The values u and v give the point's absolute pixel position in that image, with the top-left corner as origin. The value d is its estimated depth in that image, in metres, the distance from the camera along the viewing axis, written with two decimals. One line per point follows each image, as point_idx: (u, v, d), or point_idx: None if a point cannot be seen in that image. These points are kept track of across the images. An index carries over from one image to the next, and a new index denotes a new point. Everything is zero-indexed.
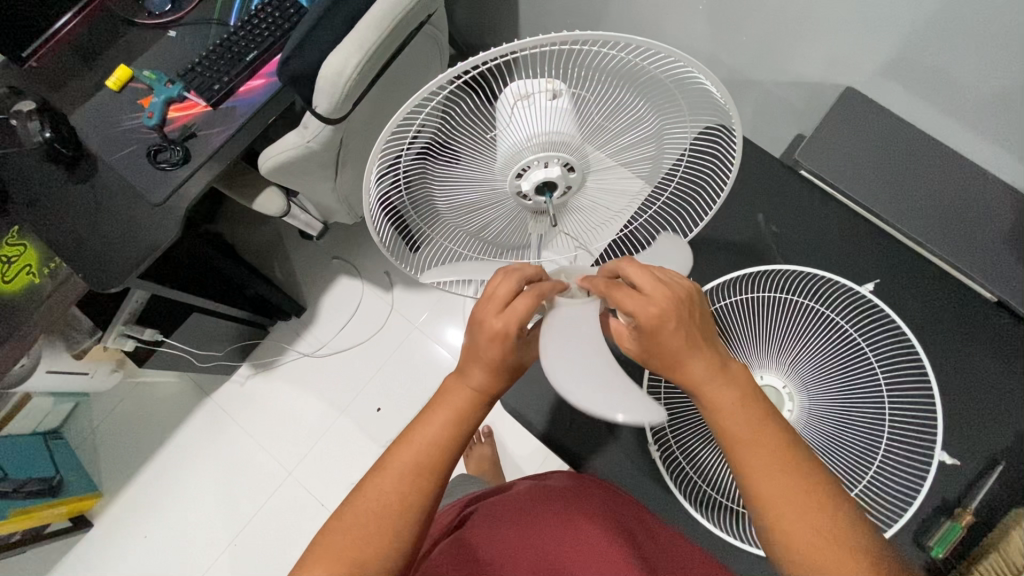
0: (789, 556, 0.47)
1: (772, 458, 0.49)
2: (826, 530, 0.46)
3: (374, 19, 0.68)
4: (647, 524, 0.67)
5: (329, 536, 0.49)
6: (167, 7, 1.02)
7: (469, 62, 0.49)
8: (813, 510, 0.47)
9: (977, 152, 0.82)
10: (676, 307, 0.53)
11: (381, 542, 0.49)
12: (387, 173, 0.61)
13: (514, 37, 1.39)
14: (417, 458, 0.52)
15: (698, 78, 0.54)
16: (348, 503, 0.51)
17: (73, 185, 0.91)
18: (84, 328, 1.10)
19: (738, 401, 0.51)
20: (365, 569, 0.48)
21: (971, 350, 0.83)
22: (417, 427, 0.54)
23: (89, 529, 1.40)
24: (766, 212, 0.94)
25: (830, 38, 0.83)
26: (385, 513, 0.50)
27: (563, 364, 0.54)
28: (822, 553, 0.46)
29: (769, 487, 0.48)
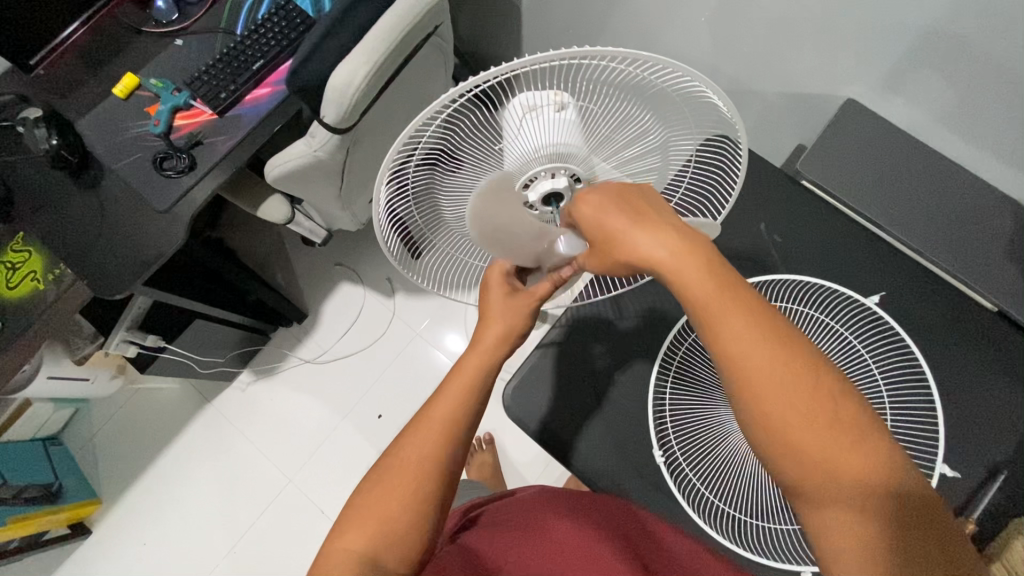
0: (762, 430, 0.45)
1: (743, 329, 0.46)
2: (798, 395, 0.44)
3: (382, 31, 0.69)
4: (652, 529, 0.67)
5: (363, 496, 0.54)
6: (173, 16, 1.02)
7: (478, 79, 0.49)
8: (786, 378, 0.44)
9: (977, 163, 0.83)
10: (615, 195, 0.52)
11: (407, 501, 0.53)
12: (394, 187, 0.62)
13: (516, 46, 1.40)
14: (438, 418, 0.56)
15: (702, 91, 0.54)
16: (377, 467, 0.56)
17: (79, 192, 0.91)
18: (87, 333, 1.11)
19: (705, 284, 0.47)
20: (392, 525, 0.52)
21: (972, 359, 0.83)
22: (438, 392, 0.59)
23: (88, 536, 1.39)
24: (768, 221, 0.94)
25: (833, 50, 0.84)
26: (406, 474, 0.54)
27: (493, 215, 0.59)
28: (796, 423, 0.44)
29: (746, 368, 0.45)
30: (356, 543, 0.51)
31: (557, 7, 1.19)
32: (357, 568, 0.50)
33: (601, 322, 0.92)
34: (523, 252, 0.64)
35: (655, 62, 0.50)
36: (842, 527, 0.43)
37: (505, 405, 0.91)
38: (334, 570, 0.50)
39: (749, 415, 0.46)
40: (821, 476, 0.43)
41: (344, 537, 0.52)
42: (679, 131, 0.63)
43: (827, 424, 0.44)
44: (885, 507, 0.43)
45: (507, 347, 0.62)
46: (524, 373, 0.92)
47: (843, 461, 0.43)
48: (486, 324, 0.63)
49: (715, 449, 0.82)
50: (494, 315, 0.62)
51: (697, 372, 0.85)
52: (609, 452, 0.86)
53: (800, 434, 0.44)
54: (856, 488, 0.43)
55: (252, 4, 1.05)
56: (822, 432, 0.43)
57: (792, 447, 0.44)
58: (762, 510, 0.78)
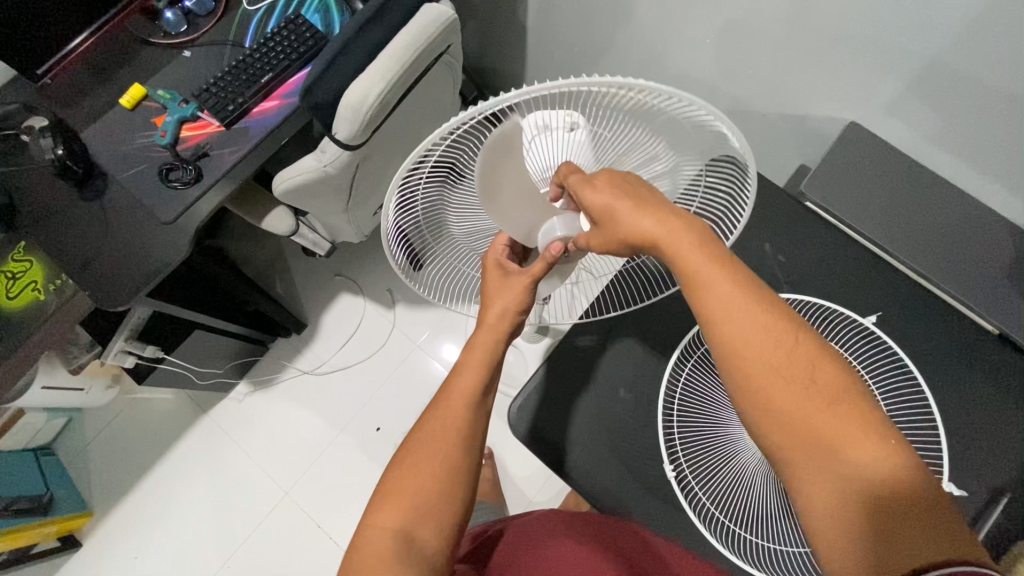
0: (745, 398, 0.48)
1: (728, 302, 0.49)
2: (780, 365, 0.47)
3: (396, 50, 0.70)
4: (648, 543, 0.66)
5: (394, 473, 0.54)
6: (182, 27, 1.03)
7: (494, 99, 0.49)
8: (767, 350, 0.47)
9: (978, 188, 0.85)
10: (615, 179, 0.53)
11: (437, 470, 0.53)
12: (404, 199, 0.61)
13: (521, 62, 1.41)
14: (462, 391, 0.57)
15: (717, 126, 0.53)
16: (407, 443, 0.55)
17: (83, 203, 0.91)
18: (84, 341, 1.07)
19: (697, 264, 0.50)
20: (425, 494, 0.52)
21: (975, 382, 0.84)
22: (456, 369, 0.59)
23: (78, 548, 1.37)
24: (772, 241, 0.95)
25: (838, 75, 0.86)
26: (435, 442, 0.54)
27: (501, 171, 0.56)
28: (774, 391, 0.47)
29: (734, 340, 0.48)
30: (392, 521, 0.51)
31: (563, 25, 1.20)
32: (393, 543, 0.50)
33: (607, 339, 0.92)
34: (517, 224, 0.61)
35: (676, 95, 0.49)
36: (816, 495, 0.45)
37: (510, 423, 0.91)
38: (371, 548, 0.50)
39: (733, 384, 0.49)
40: (800, 441, 0.46)
41: (379, 515, 0.52)
42: (690, 159, 0.61)
43: (806, 394, 0.46)
44: (864, 480, 0.43)
45: (507, 325, 0.61)
46: (529, 391, 0.91)
47: (821, 428, 0.45)
48: (487, 304, 0.62)
49: (721, 467, 0.82)
50: (493, 294, 0.61)
51: (699, 388, 0.85)
52: (614, 471, 0.86)
53: (778, 401, 0.46)
54: (835, 456, 0.44)
55: (261, 18, 1.05)
56: (805, 404, 0.46)
57: (772, 416, 0.47)
58: (773, 531, 0.77)
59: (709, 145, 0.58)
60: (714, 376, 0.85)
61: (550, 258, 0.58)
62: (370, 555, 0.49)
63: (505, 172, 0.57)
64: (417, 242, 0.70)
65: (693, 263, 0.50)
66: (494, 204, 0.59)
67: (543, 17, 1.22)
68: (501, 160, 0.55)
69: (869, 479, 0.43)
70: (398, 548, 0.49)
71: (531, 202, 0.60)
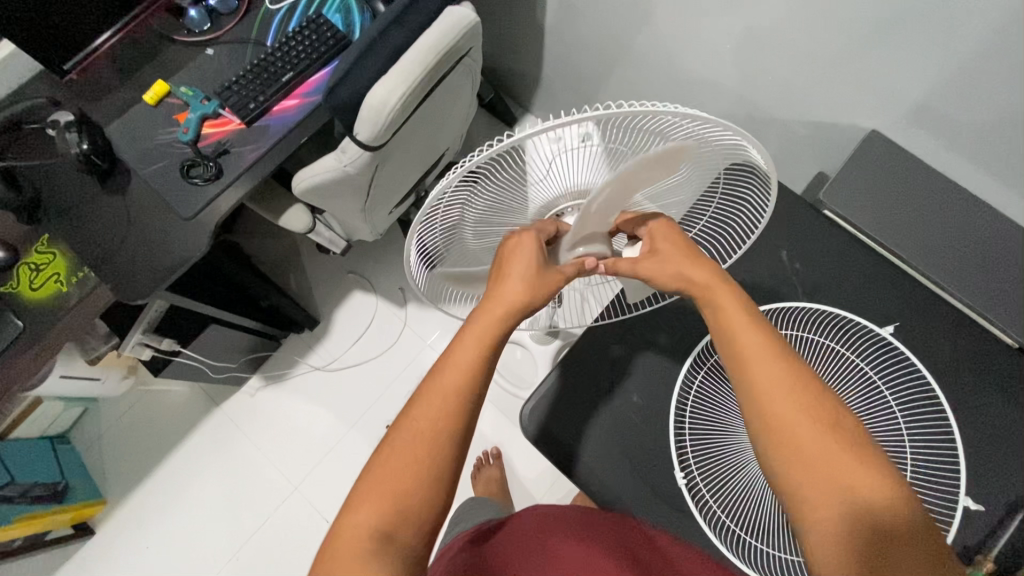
0: (763, 429, 0.50)
1: (753, 339, 0.52)
2: (802, 401, 0.49)
3: (419, 53, 0.70)
4: (657, 543, 0.66)
5: (376, 464, 0.51)
6: (206, 26, 1.04)
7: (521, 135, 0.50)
8: (791, 389, 0.50)
9: (1001, 200, 0.84)
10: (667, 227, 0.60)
11: (420, 471, 0.50)
12: (426, 220, 0.62)
13: (538, 64, 1.41)
14: (455, 380, 0.53)
15: (731, 139, 0.54)
16: (390, 433, 0.52)
17: (106, 197, 0.92)
18: (102, 333, 1.09)
19: (728, 305, 0.55)
20: (405, 495, 0.49)
21: (992, 396, 0.83)
22: (447, 353, 0.55)
23: (91, 536, 1.39)
24: (789, 248, 0.95)
25: (858, 84, 0.86)
26: (420, 440, 0.51)
27: (634, 177, 0.52)
28: (793, 423, 0.49)
29: (759, 373, 0.51)
30: (368, 518, 0.48)
31: (581, 27, 1.20)
32: (368, 543, 0.47)
33: (619, 345, 0.92)
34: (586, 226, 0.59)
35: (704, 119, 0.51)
36: (824, 530, 0.46)
37: (523, 425, 0.91)
38: (348, 546, 0.47)
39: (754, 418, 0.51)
40: (813, 476, 0.47)
41: (359, 510, 0.49)
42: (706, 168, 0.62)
43: (823, 427, 0.48)
44: (872, 510, 0.45)
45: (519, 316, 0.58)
46: (542, 394, 0.92)
47: (836, 463, 0.47)
48: (501, 284, 0.59)
49: (733, 475, 0.81)
50: (510, 274, 0.58)
51: (715, 395, 0.86)
52: (625, 475, 0.86)
53: (797, 433, 0.48)
54: (846, 491, 0.46)
55: (282, 18, 1.06)
56: (821, 436, 0.48)
57: (790, 448, 0.48)
58: (783, 541, 0.78)
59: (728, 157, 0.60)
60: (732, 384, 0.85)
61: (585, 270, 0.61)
62: (347, 554, 0.47)
63: (632, 179, 0.53)
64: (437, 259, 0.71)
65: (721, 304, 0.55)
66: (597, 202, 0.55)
67: (562, 19, 1.22)
68: (645, 168, 0.52)
69: (873, 514, 0.45)
70: (377, 549, 0.47)
71: (616, 208, 0.58)
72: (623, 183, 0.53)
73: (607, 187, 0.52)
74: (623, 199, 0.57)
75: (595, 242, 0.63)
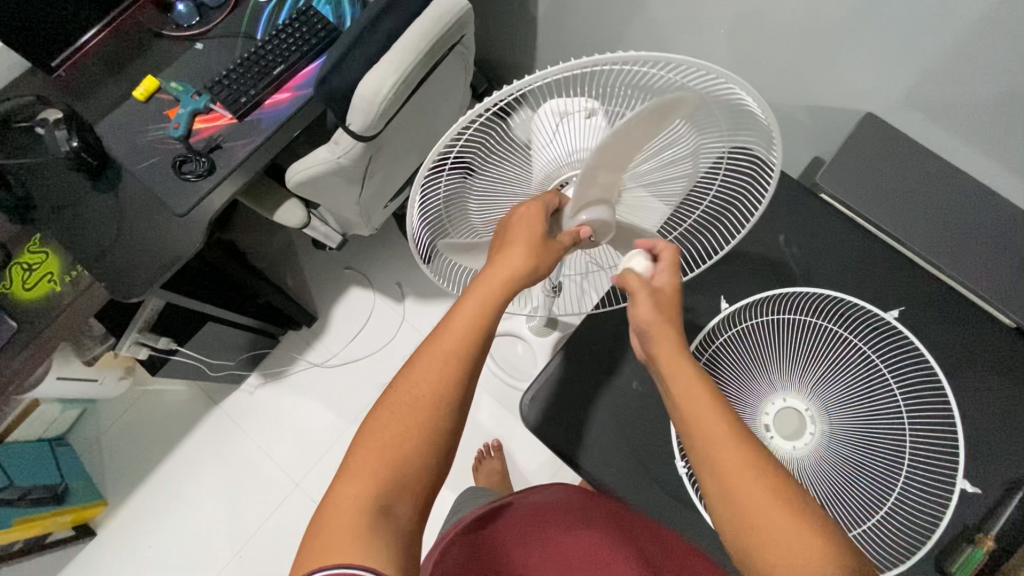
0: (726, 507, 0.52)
1: (713, 414, 0.55)
2: (760, 480, 0.51)
3: (411, 41, 0.70)
4: (668, 542, 0.64)
5: (367, 438, 0.51)
6: (194, 20, 1.03)
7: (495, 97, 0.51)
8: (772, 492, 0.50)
9: (997, 181, 0.84)
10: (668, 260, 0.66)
11: (419, 437, 0.51)
12: (423, 203, 0.65)
13: (530, 53, 1.39)
14: (448, 349, 0.54)
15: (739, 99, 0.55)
16: (381, 406, 0.53)
17: (98, 195, 0.92)
18: (97, 333, 1.09)
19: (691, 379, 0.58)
20: (404, 461, 0.50)
21: (991, 375, 0.83)
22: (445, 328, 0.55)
23: (93, 537, 1.39)
24: (786, 233, 0.94)
25: (854, 66, 0.85)
26: (420, 404, 0.52)
27: (637, 131, 0.50)
28: (754, 501, 0.50)
29: (718, 447, 0.53)
30: (365, 489, 0.48)
31: (573, 17, 1.19)
32: (366, 515, 0.46)
33: (618, 333, 0.92)
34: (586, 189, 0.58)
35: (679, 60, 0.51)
36: None
37: (523, 415, 0.91)
38: (340, 521, 0.46)
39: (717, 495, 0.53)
40: (771, 548, 0.48)
41: (350, 482, 0.48)
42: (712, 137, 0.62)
43: (784, 505, 0.50)
44: None
45: (519, 285, 0.59)
46: (541, 384, 0.92)
47: (799, 542, 0.48)
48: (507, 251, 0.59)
49: None
50: (517, 238, 0.59)
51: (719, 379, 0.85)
52: (626, 462, 0.87)
53: (758, 511, 0.50)
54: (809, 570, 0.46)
55: (272, 10, 1.05)
56: (780, 514, 0.49)
57: (751, 525, 0.50)
58: None
59: (727, 115, 0.59)
60: (735, 367, 0.86)
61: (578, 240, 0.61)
62: (340, 528, 0.45)
63: (634, 134, 0.51)
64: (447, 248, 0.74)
65: (696, 408, 0.56)
66: (597, 152, 0.51)
67: (554, 8, 1.21)
68: (648, 120, 0.49)
69: None
70: (372, 523, 0.46)
71: (615, 170, 0.56)
72: (625, 138, 0.51)
73: (613, 135, 0.50)
74: (626, 158, 0.55)
75: (600, 209, 0.61)
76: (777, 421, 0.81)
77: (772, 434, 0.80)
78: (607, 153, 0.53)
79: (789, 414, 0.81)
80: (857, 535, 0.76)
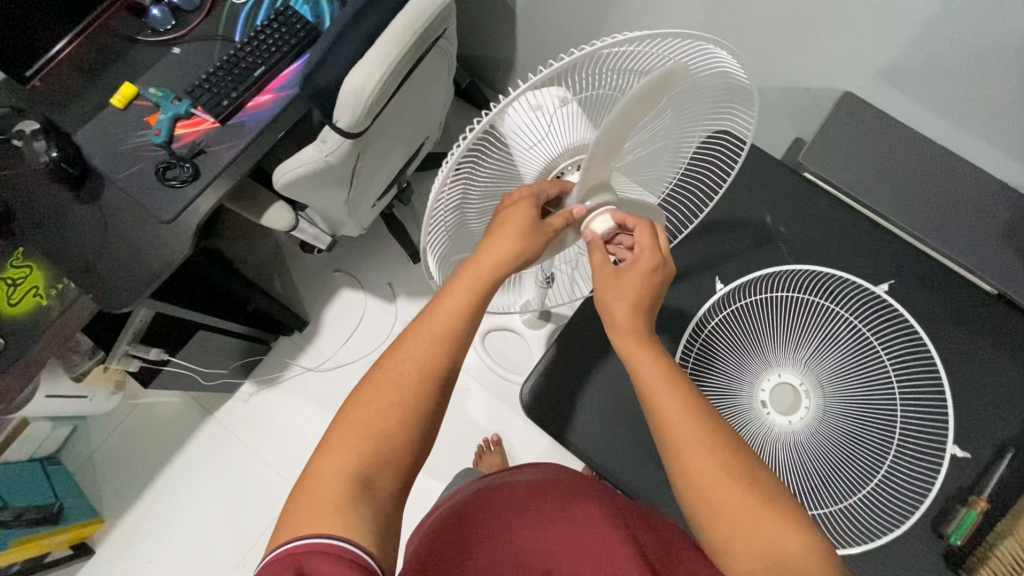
0: (691, 487, 0.53)
1: (676, 398, 0.57)
2: (723, 462, 0.53)
3: (395, 35, 0.70)
4: (657, 520, 0.66)
5: (352, 412, 0.53)
6: (170, 24, 1.01)
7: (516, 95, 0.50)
8: (727, 470, 0.53)
9: (975, 153, 0.86)
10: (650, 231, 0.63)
11: (402, 416, 0.53)
12: (433, 214, 0.61)
13: (511, 47, 1.40)
14: (435, 332, 0.56)
15: (712, 54, 0.59)
16: (367, 380, 0.54)
17: (81, 206, 0.90)
18: (85, 348, 1.07)
19: (656, 364, 0.59)
20: (388, 440, 0.52)
21: (975, 342, 0.86)
22: (426, 318, 0.57)
23: (92, 555, 1.36)
24: (772, 213, 0.96)
25: (832, 46, 0.86)
26: (404, 383, 0.54)
27: (628, 112, 0.51)
28: (719, 483, 0.52)
29: (678, 431, 0.55)
30: (349, 463, 0.50)
31: (552, 8, 1.20)
32: (347, 488, 0.48)
33: None
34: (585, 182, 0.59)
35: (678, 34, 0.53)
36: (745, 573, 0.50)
37: (523, 405, 0.92)
38: (322, 490, 0.48)
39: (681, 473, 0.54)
40: (733, 525, 0.51)
41: (332, 456, 0.50)
42: (693, 103, 0.65)
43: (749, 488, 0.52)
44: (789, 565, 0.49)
45: (511, 268, 0.59)
46: (538, 372, 0.93)
47: (764, 524, 0.50)
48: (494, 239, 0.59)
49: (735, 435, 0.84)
50: (503, 228, 0.58)
51: (712, 358, 0.87)
52: (626, 445, 0.87)
53: (720, 490, 0.52)
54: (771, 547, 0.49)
55: (249, 12, 1.04)
56: (741, 495, 0.52)
57: (712, 505, 0.52)
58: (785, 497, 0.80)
59: (708, 87, 0.64)
60: (727, 344, 0.88)
61: (570, 219, 0.61)
62: (323, 497, 0.47)
63: (627, 116, 0.51)
64: (452, 256, 0.70)
65: (659, 392, 0.57)
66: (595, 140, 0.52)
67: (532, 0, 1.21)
68: (636, 100, 0.50)
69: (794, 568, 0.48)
70: (353, 495, 0.48)
71: (609, 153, 0.57)
72: (616, 122, 0.51)
73: (609, 122, 0.50)
74: (618, 143, 0.56)
75: (604, 195, 0.62)
76: (773, 396, 0.84)
77: (766, 410, 0.83)
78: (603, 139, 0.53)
79: (785, 389, 0.84)
80: (855, 501, 0.79)
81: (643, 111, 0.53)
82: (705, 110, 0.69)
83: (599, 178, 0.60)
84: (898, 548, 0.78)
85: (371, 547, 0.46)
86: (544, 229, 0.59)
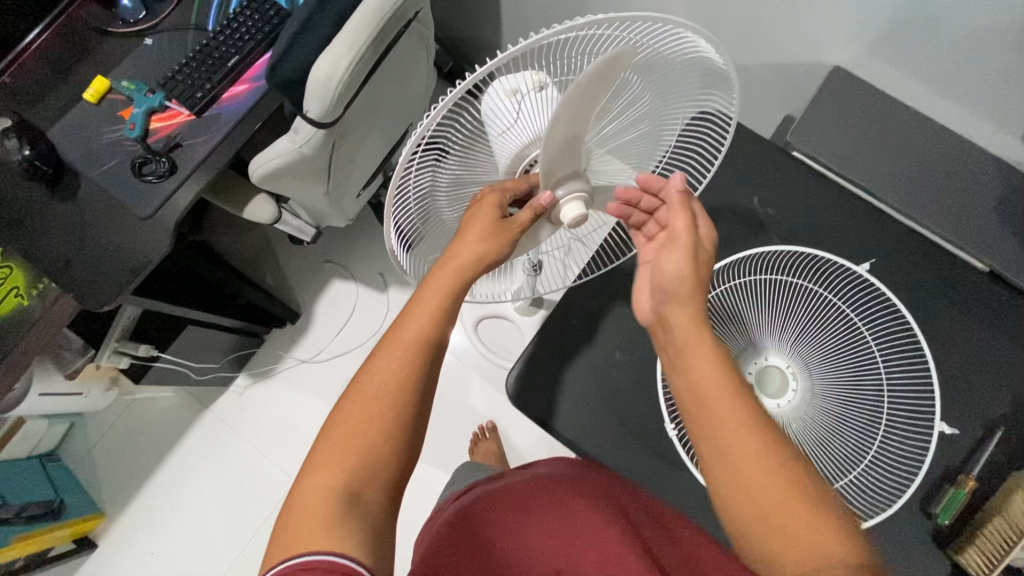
0: (731, 487, 0.51)
1: (723, 396, 0.52)
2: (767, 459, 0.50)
3: (363, 19, 0.67)
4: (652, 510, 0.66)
5: (334, 430, 0.52)
6: (141, 14, 0.99)
7: (480, 73, 0.49)
8: (771, 467, 0.50)
9: (967, 127, 0.84)
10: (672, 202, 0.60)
11: (385, 428, 0.52)
12: (397, 196, 0.60)
13: (495, 27, 1.36)
14: (408, 340, 0.55)
15: (683, 36, 0.55)
16: (346, 397, 0.54)
17: (56, 204, 0.88)
18: (76, 345, 1.07)
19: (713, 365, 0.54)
20: (374, 453, 0.51)
21: (968, 320, 0.85)
22: (402, 322, 0.56)
23: (94, 549, 1.38)
24: (760, 194, 0.94)
25: (816, 22, 0.84)
26: (384, 396, 0.53)
27: (584, 92, 0.49)
28: (756, 479, 0.50)
29: (731, 427, 0.51)
30: (333, 479, 0.49)
31: None
32: (336, 502, 0.48)
33: (598, 305, 0.93)
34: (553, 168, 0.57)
35: (650, 19, 0.51)
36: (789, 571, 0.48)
37: (511, 394, 0.92)
38: (310, 509, 0.48)
39: (725, 472, 0.51)
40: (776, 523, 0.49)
41: (319, 475, 0.50)
42: (667, 87, 0.62)
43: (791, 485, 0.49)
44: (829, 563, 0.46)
45: (477, 269, 0.58)
46: (526, 361, 0.92)
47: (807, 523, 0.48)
48: (461, 240, 0.58)
49: None
50: (469, 231, 0.58)
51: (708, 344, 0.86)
52: (616, 432, 0.87)
53: (764, 490, 0.49)
54: (810, 546, 0.47)
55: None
56: (785, 493, 0.49)
57: (755, 504, 0.49)
58: None
59: (683, 71, 0.61)
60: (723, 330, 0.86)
61: (539, 210, 0.59)
62: (308, 517, 0.47)
63: (585, 94, 0.50)
64: (424, 243, 0.69)
65: (712, 391, 0.53)
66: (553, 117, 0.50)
67: None
68: (591, 79, 0.48)
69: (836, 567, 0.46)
70: (341, 510, 0.48)
71: (575, 132, 0.55)
72: (574, 102, 0.49)
73: (567, 99, 0.48)
74: (581, 125, 0.54)
75: (575, 183, 0.60)
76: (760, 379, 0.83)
77: None
78: (562, 119, 0.51)
79: (772, 373, 0.83)
80: (846, 483, 0.78)
81: (603, 91, 0.52)
82: (684, 93, 0.65)
83: (568, 166, 0.59)
84: (886, 528, 0.78)
85: (364, 557, 0.46)
86: (506, 227, 0.58)
